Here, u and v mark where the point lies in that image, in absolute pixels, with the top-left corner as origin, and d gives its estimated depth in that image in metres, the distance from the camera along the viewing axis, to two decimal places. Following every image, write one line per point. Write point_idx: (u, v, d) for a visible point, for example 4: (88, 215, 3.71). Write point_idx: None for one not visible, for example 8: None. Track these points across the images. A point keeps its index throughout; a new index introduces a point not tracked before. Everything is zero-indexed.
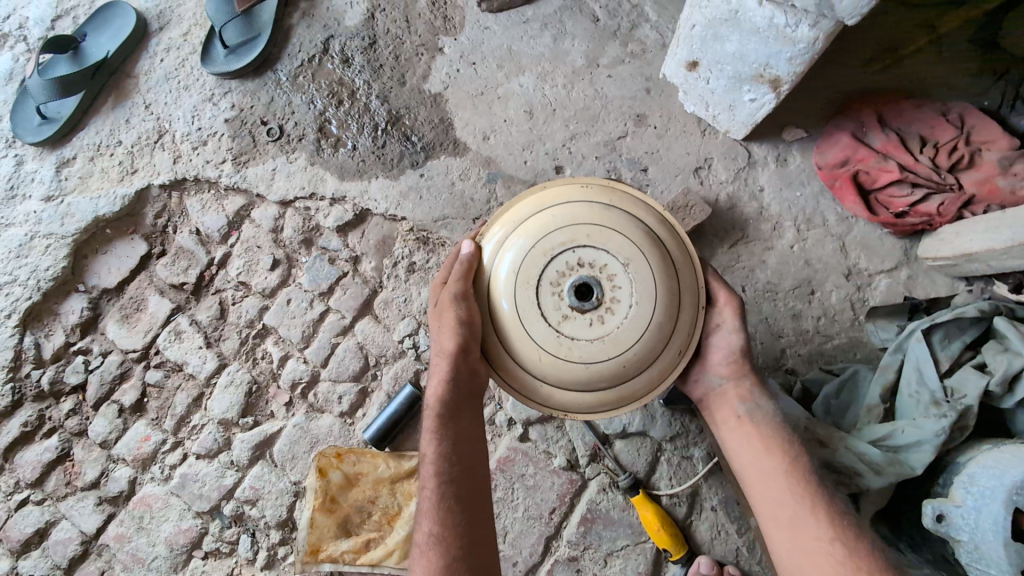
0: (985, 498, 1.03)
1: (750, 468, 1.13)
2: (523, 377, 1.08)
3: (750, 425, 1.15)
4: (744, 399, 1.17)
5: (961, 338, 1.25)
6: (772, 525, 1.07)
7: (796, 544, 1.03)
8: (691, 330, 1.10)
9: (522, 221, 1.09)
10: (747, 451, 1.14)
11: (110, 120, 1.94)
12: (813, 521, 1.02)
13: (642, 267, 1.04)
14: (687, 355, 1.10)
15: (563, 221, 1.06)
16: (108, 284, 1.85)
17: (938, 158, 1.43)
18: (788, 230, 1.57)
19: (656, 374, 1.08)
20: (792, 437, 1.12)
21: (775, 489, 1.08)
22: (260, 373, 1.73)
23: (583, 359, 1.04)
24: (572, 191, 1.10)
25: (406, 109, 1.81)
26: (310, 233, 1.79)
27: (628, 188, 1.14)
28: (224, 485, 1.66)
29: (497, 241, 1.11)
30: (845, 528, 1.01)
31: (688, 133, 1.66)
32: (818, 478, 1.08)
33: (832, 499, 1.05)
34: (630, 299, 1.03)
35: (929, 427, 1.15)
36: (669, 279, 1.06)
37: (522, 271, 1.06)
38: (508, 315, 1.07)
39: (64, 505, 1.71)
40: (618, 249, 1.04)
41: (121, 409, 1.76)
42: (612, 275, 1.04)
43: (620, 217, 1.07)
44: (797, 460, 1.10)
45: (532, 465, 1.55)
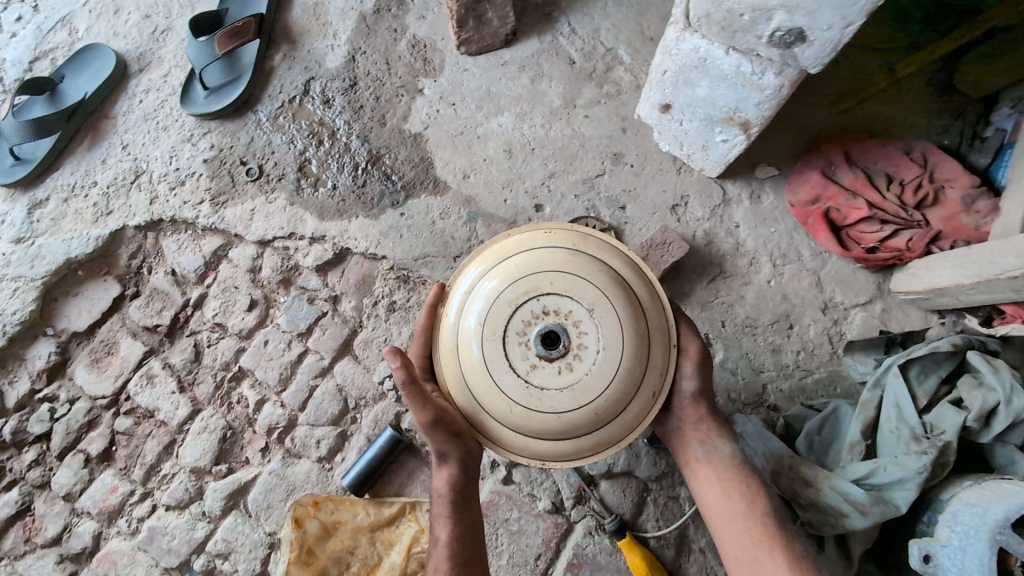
0: (969, 537, 1.03)
1: (711, 511, 1.14)
2: (498, 429, 1.07)
3: (708, 468, 1.16)
4: (702, 440, 1.19)
5: (937, 372, 1.27)
6: (736, 569, 1.07)
7: None
8: (663, 372, 1.09)
9: (486, 271, 1.09)
10: (709, 495, 1.15)
11: (86, 161, 1.92)
12: (772, 564, 1.02)
13: (608, 311, 1.03)
14: (660, 397, 1.09)
15: (527, 269, 1.05)
16: (79, 327, 1.79)
17: (904, 196, 1.48)
18: (764, 265, 1.59)
19: (629, 418, 1.07)
20: (751, 478, 1.14)
21: (736, 533, 1.09)
22: (235, 418, 1.68)
23: (555, 408, 1.02)
24: (536, 237, 1.10)
25: (386, 149, 1.82)
26: (289, 273, 1.77)
27: (590, 229, 1.15)
28: (195, 538, 1.58)
29: (464, 291, 1.11)
30: (805, 571, 1.01)
31: (664, 171, 1.69)
32: (777, 519, 1.08)
33: (792, 540, 1.06)
34: (596, 346, 1.02)
35: (912, 464, 1.14)
36: (636, 321, 1.06)
37: (488, 321, 1.05)
38: (477, 367, 1.05)
39: (22, 564, 1.61)
40: (582, 294, 1.04)
41: (87, 458, 1.69)
42: (577, 321, 1.03)
43: (582, 261, 1.07)
44: (755, 500, 1.10)
45: (516, 509, 1.51)
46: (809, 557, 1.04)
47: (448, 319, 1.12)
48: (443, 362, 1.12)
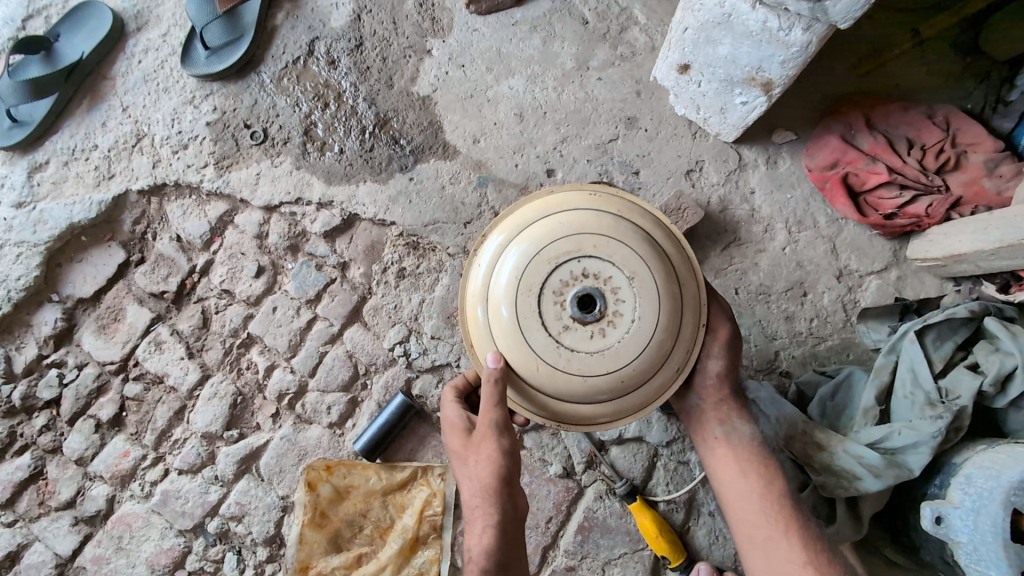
0: (984, 499, 1.03)
1: (727, 489, 1.14)
2: (519, 386, 1.07)
3: (726, 447, 1.16)
4: (721, 420, 1.17)
5: (953, 339, 1.26)
6: (748, 546, 1.08)
7: (772, 568, 1.04)
8: (690, 349, 1.08)
9: (528, 226, 1.07)
10: (725, 473, 1.15)
11: (85, 123, 1.87)
12: (786, 545, 1.04)
13: (647, 281, 1.02)
14: (683, 373, 1.08)
15: (570, 229, 1.04)
16: (84, 294, 1.78)
17: (925, 160, 1.45)
18: (779, 232, 1.57)
19: (651, 390, 1.06)
20: (769, 458, 1.14)
21: (752, 512, 1.09)
22: (245, 384, 1.68)
23: (582, 371, 1.02)
24: (581, 199, 1.08)
25: (394, 112, 1.78)
26: (296, 239, 1.74)
27: (635, 199, 1.13)
28: (209, 501, 1.60)
29: (500, 245, 1.08)
30: (817, 552, 1.03)
31: (679, 136, 1.66)
32: (794, 501, 1.09)
33: (806, 522, 1.07)
34: (632, 314, 1.01)
35: (926, 428, 1.15)
36: (672, 292, 1.04)
37: (524, 277, 1.03)
38: (507, 320, 1.04)
39: (38, 526, 1.62)
40: (624, 261, 1.02)
41: (98, 424, 1.69)
42: (616, 288, 1.02)
43: (627, 228, 1.05)
44: (773, 482, 1.11)
45: (527, 474, 1.52)
46: (822, 539, 1.06)
47: (480, 269, 1.11)
48: (470, 311, 1.11)
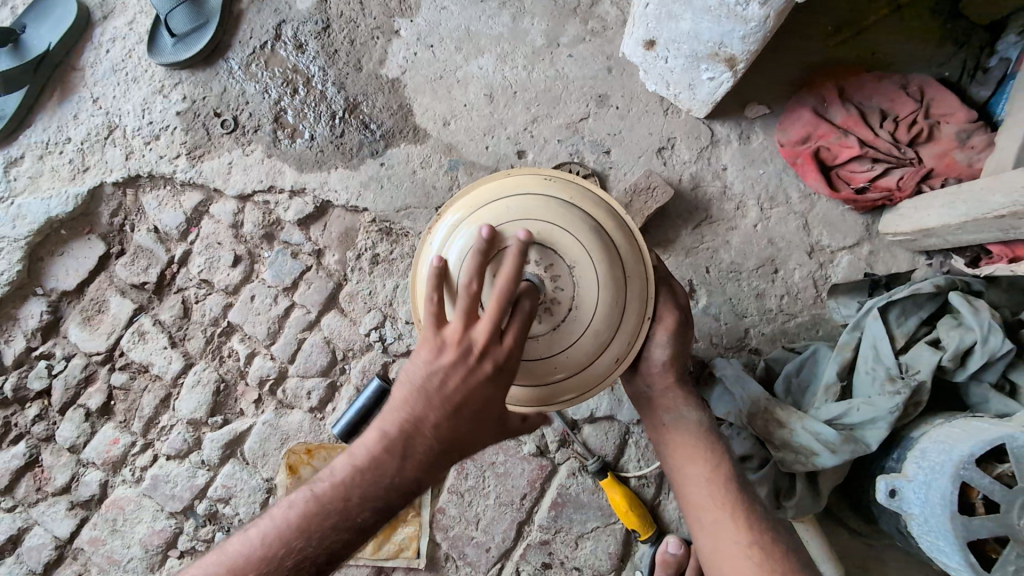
0: (935, 473, 1.06)
1: (677, 474, 1.17)
2: None
3: (675, 433, 1.19)
4: (670, 407, 1.20)
5: (917, 314, 1.26)
6: (697, 528, 1.12)
7: (719, 549, 1.08)
8: (631, 339, 1.11)
9: (479, 208, 1.08)
10: (674, 460, 1.18)
11: (58, 116, 1.86)
12: (733, 526, 1.08)
13: (588, 270, 1.03)
14: (622, 363, 1.12)
15: (518, 214, 1.04)
16: (67, 286, 1.80)
17: (897, 133, 1.42)
18: (752, 209, 1.56)
19: (587, 377, 1.10)
20: (715, 443, 1.17)
21: (700, 496, 1.12)
22: (227, 371, 1.71)
23: None
24: (535, 184, 1.09)
25: (363, 96, 1.76)
26: (271, 227, 1.75)
27: (594, 188, 1.13)
28: (197, 484, 1.65)
29: (452, 224, 1.09)
30: (762, 532, 1.06)
31: (651, 112, 1.63)
32: (740, 484, 1.12)
33: (752, 503, 1.11)
34: (570, 302, 1.03)
35: (884, 404, 1.17)
36: (615, 283, 1.05)
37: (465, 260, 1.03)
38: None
39: (36, 511, 1.69)
40: (568, 250, 1.03)
41: (88, 413, 1.74)
42: (557, 276, 1.02)
43: (576, 216, 1.05)
44: (720, 467, 1.14)
45: (501, 453, 1.56)
46: (767, 519, 1.09)
47: (432, 246, 1.12)
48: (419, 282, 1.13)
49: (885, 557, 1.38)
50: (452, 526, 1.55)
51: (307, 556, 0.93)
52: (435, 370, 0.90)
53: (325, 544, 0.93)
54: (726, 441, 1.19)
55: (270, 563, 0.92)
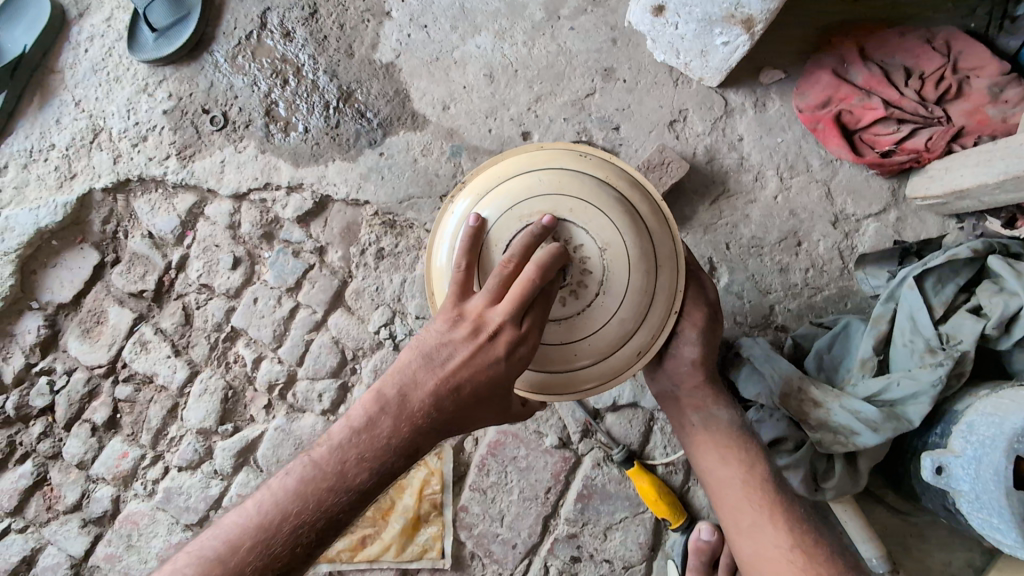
0: (986, 447, 1.01)
1: (710, 479, 1.13)
2: None
3: (704, 433, 1.15)
4: (697, 407, 1.16)
5: (954, 281, 1.19)
6: (733, 531, 1.08)
7: (758, 552, 1.04)
8: (655, 332, 1.06)
9: (506, 180, 1.03)
10: (706, 461, 1.14)
11: (39, 122, 1.78)
12: (772, 528, 1.04)
13: (619, 253, 0.98)
14: (644, 356, 1.07)
15: (547, 189, 1.00)
16: (63, 299, 1.74)
17: (924, 90, 1.35)
18: (771, 179, 1.49)
19: (609, 366, 1.05)
20: (749, 443, 1.13)
21: (735, 499, 1.08)
22: (234, 377, 1.66)
23: None
24: (568, 159, 1.05)
25: (356, 83, 1.68)
26: (270, 226, 1.68)
27: (627, 167, 1.09)
28: (211, 495, 1.61)
29: (479, 195, 1.05)
30: (802, 533, 1.04)
31: (660, 84, 1.55)
32: (776, 484, 1.09)
33: (790, 502, 1.07)
34: (598, 286, 0.98)
35: (926, 377, 1.12)
36: (647, 267, 1.01)
37: (492, 233, 0.99)
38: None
39: (48, 531, 1.65)
40: (598, 229, 0.98)
41: (94, 427, 1.68)
42: (586, 257, 0.97)
43: (609, 195, 1.01)
44: (755, 468, 1.10)
45: (523, 447, 1.51)
46: (806, 518, 1.07)
47: (455, 217, 1.08)
48: (436, 259, 1.08)
49: (928, 535, 1.32)
50: (476, 524, 1.51)
51: (270, 548, 0.86)
52: (444, 340, 0.88)
53: (294, 533, 0.86)
54: (759, 437, 1.15)
55: (229, 560, 0.86)
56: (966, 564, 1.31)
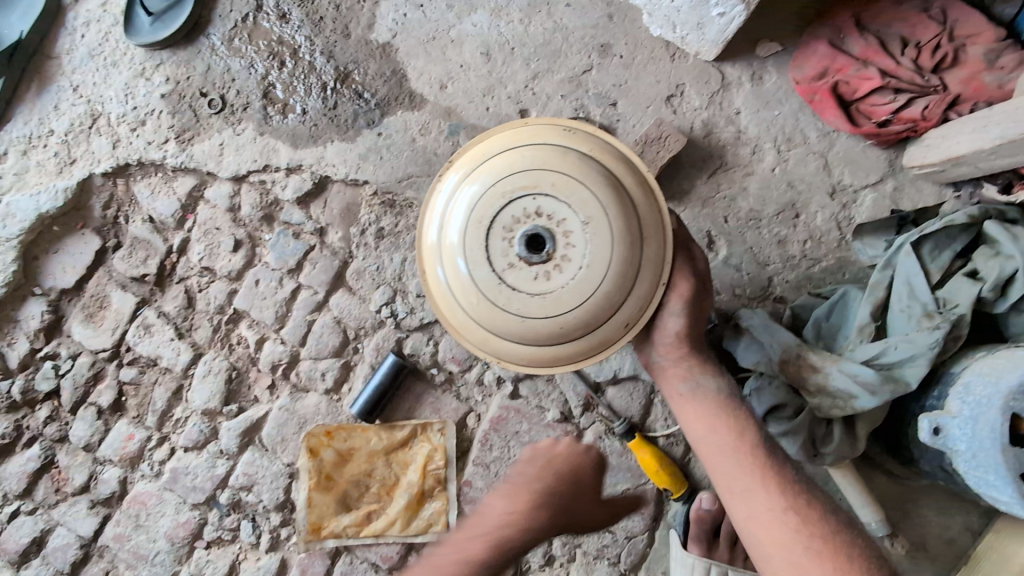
0: (982, 406, 1.02)
1: (701, 446, 1.09)
2: (460, 321, 1.07)
3: (691, 401, 1.11)
4: (684, 376, 1.12)
5: (951, 247, 1.20)
6: (727, 497, 1.04)
7: (752, 517, 1.01)
8: (643, 305, 1.04)
9: (491, 157, 1.04)
10: (695, 428, 1.09)
11: (38, 108, 1.79)
12: (765, 494, 1.00)
13: (602, 227, 0.97)
14: (632, 328, 1.05)
15: (531, 164, 1.00)
16: (66, 284, 1.75)
17: (920, 59, 1.35)
18: (768, 152, 1.50)
19: (595, 340, 1.04)
20: (737, 407, 1.09)
21: (726, 465, 1.04)
22: (238, 359, 1.67)
23: (520, 311, 1.00)
24: (554, 134, 1.04)
25: (354, 64, 1.68)
26: (270, 208, 1.69)
27: (615, 141, 1.08)
28: (217, 474, 1.62)
29: (466, 173, 1.05)
30: (797, 495, 1.00)
31: (657, 59, 1.55)
32: (767, 448, 1.05)
33: (782, 465, 1.03)
34: (581, 260, 0.97)
35: (922, 340, 1.13)
36: (631, 240, 1.00)
37: (477, 210, 1.00)
38: (455, 256, 1.02)
39: (57, 512, 1.67)
40: (581, 204, 0.98)
41: (100, 410, 1.70)
42: (569, 231, 0.97)
43: (592, 169, 1.00)
44: (745, 432, 1.06)
45: (525, 422, 1.53)
46: (800, 480, 1.03)
47: (442, 194, 1.09)
48: (425, 240, 1.10)
49: (925, 500, 1.34)
50: (480, 498, 1.54)
51: None
52: (538, 456, 1.01)
53: None
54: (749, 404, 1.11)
55: None
56: (964, 528, 1.33)
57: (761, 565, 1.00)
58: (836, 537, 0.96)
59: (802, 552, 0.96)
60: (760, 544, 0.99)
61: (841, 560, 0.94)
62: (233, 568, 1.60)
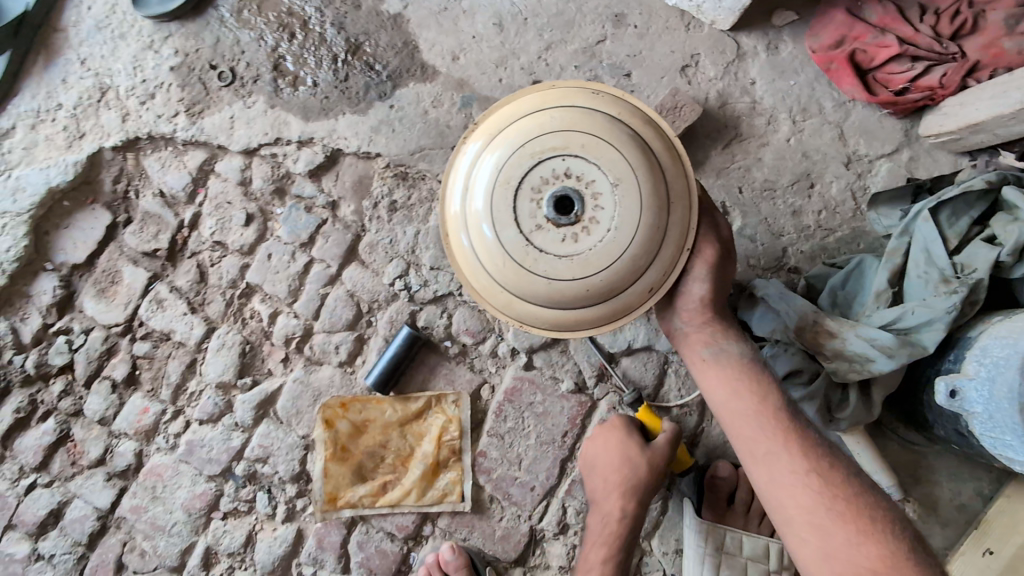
0: (1000, 367, 1.03)
1: (723, 411, 1.10)
2: (483, 284, 1.07)
3: (714, 366, 1.11)
4: (707, 342, 1.13)
5: (969, 214, 1.21)
6: (748, 460, 1.05)
7: (773, 479, 1.01)
8: (667, 270, 1.04)
9: (519, 118, 1.03)
10: (717, 393, 1.10)
11: (45, 82, 1.77)
12: (786, 457, 1.01)
13: (631, 189, 0.98)
14: (656, 293, 1.05)
15: (560, 125, 0.99)
16: (77, 259, 1.75)
17: (939, 26, 1.36)
18: (783, 122, 1.49)
19: (619, 304, 1.04)
20: (760, 372, 1.09)
21: (749, 428, 1.05)
22: (251, 333, 1.68)
23: (547, 273, 0.99)
24: (582, 96, 1.03)
25: (365, 35, 1.66)
26: (282, 181, 1.68)
27: (642, 105, 1.07)
28: (233, 446, 1.63)
29: (492, 135, 1.05)
30: (819, 457, 1.00)
31: (671, 29, 1.54)
32: (789, 413, 1.05)
33: (805, 430, 1.03)
34: (610, 223, 0.97)
35: (940, 304, 1.13)
36: (658, 203, 1.00)
37: (504, 171, 1.00)
38: (481, 218, 1.02)
39: (74, 485, 1.68)
40: (609, 165, 0.97)
41: (114, 384, 1.71)
42: (597, 193, 0.97)
43: (621, 131, 1.00)
44: (767, 396, 1.06)
45: (539, 393, 1.55)
46: (823, 444, 1.03)
47: (466, 157, 1.08)
48: (449, 205, 1.09)
49: (936, 466, 1.36)
50: (494, 468, 1.55)
51: None
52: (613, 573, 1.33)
53: None
54: (772, 370, 1.11)
55: None
56: (975, 493, 1.34)
57: (782, 527, 1.00)
58: (859, 499, 0.96)
59: (825, 514, 0.95)
60: (782, 507, 0.99)
61: (864, 521, 0.94)
62: (249, 539, 1.61)
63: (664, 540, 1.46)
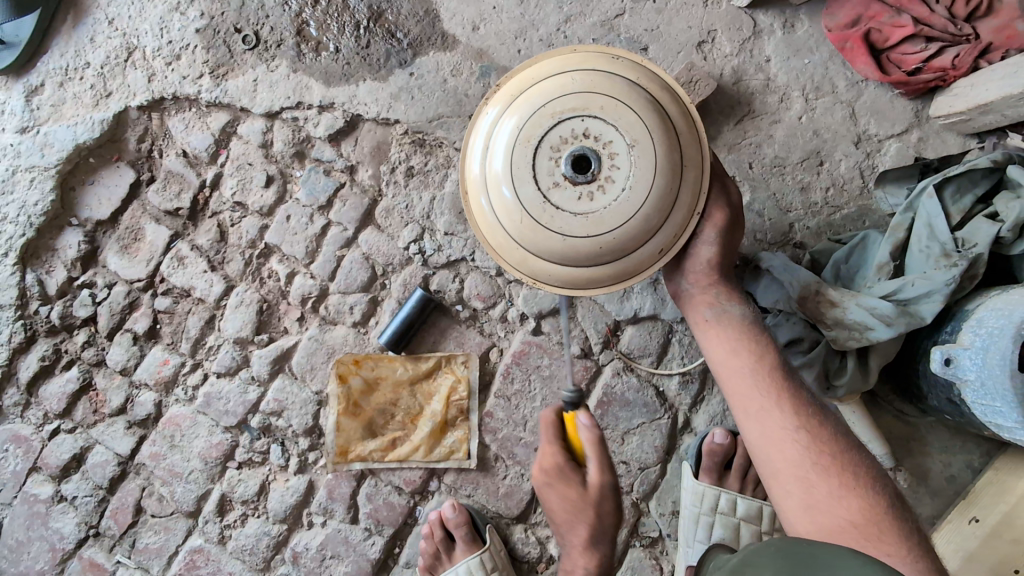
0: (994, 336, 1.06)
1: (721, 369, 1.14)
2: (500, 241, 1.11)
3: (716, 327, 1.16)
4: (712, 303, 1.17)
5: (973, 191, 1.24)
6: (742, 417, 1.10)
7: (765, 434, 1.06)
8: (677, 232, 1.08)
9: (540, 81, 1.06)
10: (717, 352, 1.15)
11: (74, 40, 1.81)
12: (778, 414, 1.06)
13: (647, 150, 1.01)
14: (666, 255, 1.09)
15: (580, 87, 1.03)
16: (102, 215, 1.80)
17: (954, 8, 1.39)
18: (796, 101, 1.51)
19: (630, 264, 1.08)
20: (759, 333, 1.14)
21: (745, 386, 1.10)
22: (269, 292, 1.73)
23: (563, 231, 1.03)
24: (602, 60, 1.07)
25: (387, 4, 1.70)
26: (302, 145, 1.72)
27: (660, 74, 1.11)
28: (249, 399, 1.69)
29: (512, 98, 1.08)
30: (809, 415, 1.05)
31: (689, 5, 1.56)
32: (785, 373, 1.09)
33: (798, 389, 1.08)
34: (624, 182, 1.01)
35: (940, 277, 1.17)
36: (671, 166, 1.03)
37: (524, 130, 1.03)
38: (501, 177, 1.05)
39: (96, 431, 1.75)
40: (626, 126, 1.01)
41: (135, 336, 1.76)
42: (614, 153, 1.01)
43: (639, 95, 1.04)
44: (764, 356, 1.11)
45: (546, 356, 1.61)
46: (814, 403, 1.08)
47: (487, 118, 1.11)
48: (469, 165, 1.13)
49: (928, 438, 1.41)
50: (501, 428, 1.61)
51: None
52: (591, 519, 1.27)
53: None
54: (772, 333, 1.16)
55: None
56: (964, 465, 1.39)
57: (769, 480, 1.05)
58: (844, 455, 1.02)
59: (810, 469, 1.01)
60: (770, 461, 1.05)
61: (846, 475, 1.00)
62: (263, 488, 1.67)
63: (661, 502, 1.53)
